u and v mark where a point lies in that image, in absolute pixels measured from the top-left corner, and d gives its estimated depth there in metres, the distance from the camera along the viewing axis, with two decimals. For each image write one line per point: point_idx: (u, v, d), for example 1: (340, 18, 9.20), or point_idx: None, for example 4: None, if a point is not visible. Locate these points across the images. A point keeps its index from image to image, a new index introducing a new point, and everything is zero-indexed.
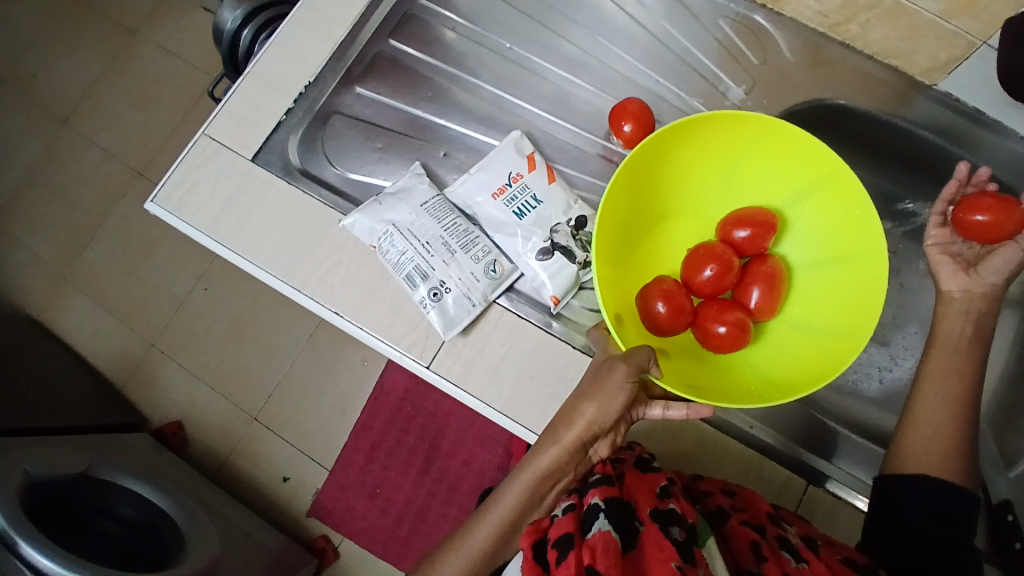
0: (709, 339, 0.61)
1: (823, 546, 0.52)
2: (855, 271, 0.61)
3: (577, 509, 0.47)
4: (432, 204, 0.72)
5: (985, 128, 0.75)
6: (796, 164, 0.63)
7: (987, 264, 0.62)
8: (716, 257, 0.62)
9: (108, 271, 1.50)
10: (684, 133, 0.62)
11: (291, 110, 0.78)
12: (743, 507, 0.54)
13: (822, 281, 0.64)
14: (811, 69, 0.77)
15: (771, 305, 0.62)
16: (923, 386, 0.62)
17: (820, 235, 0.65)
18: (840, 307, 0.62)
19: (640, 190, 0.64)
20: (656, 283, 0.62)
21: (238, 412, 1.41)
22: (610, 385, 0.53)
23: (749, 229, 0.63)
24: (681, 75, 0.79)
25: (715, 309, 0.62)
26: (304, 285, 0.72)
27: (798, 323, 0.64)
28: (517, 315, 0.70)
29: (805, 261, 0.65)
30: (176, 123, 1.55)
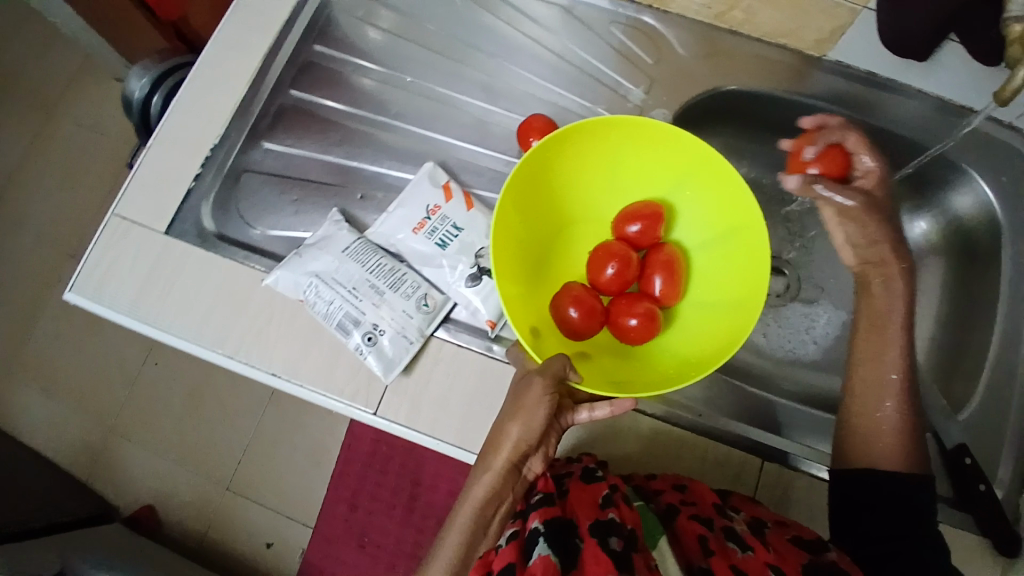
0: (625, 333, 0.62)
1: (771, 530, 0.55)
2: (742, 242, 0.63)
3: (521, 534, 0.49)
4: (354, 248, 0.72)
5: (882, 89, 0.78)
6: (669, 154, 0.65)
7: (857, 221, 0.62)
8: (614, 255, 0.64)
9: (53, 361, 1.44)
10: (560, 145, 0.62)
11: (200, 175, 0.77)
12: (693, 500, 0.58)
13: (716, 258, 0.66)
14: (706, 60, 0.79)
15: (674, 289, 0.63)
16: (857, 347, 0.63)
17: (704, 216, 0.67)
18: (736, 277, 0.64)
19: (534, 203, 0.65)
20: (563, 291, 0.63)
21: (210, 484, 1.36)
22: (529, 401, 0.54)
23: (638, 222, 0.64)
24: (584, 84, 0.80)
25: (624, 304, 0.63)
26: (238, 350, 0.70)
27: (702, 300, 0.66)
28: (457, 345, 0.70)
29: (697, 242, 0.68)
30: (104, 198, 1.52)
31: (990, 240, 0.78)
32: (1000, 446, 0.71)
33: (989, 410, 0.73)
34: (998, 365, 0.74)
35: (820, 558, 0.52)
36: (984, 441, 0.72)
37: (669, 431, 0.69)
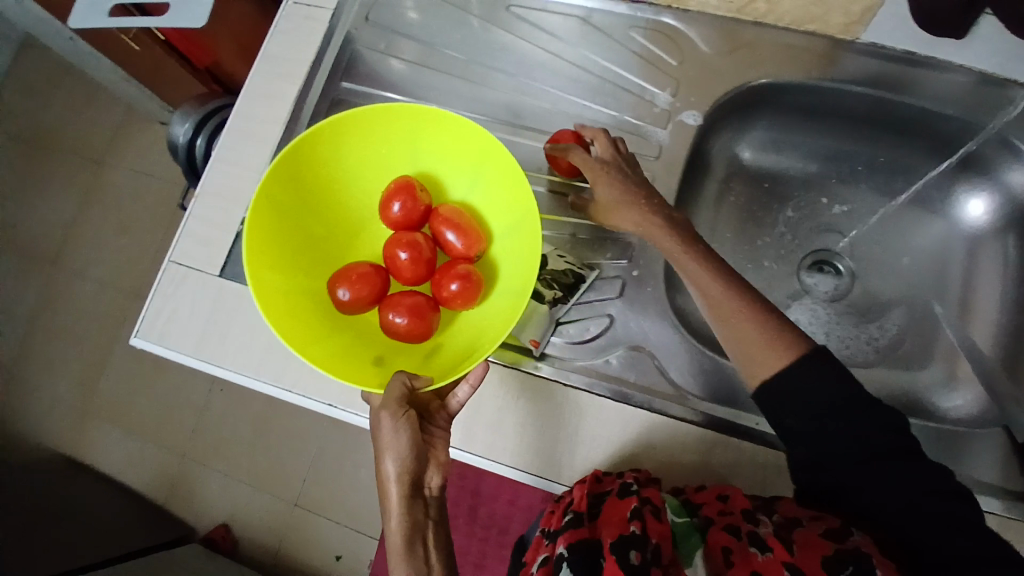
0: (452, 301, 0.65)
1: (804, 525, 0.55)
2: (496, 167, 0.68)
3: (551, 558, 0.59)
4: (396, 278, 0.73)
5: (919, 66, 0.74)
6: (380, 133, 0.68)
7: (620, 206, 0.67)
8: (403, 243, 0.68)
9: (127, 395, 1.53)
10: (286, 194, 0.65)
11: (247, 220, 0.81)
12: (728, 509, 0.58)
13: (483, 190, 0.70)
14: (731, 54, 0.78)
15: (467, 236, 0.67)
16: None
17: (449, 158, 0.71)
18: (512, 192, 0.67)
19: (296, 252, 0.67)
20: (383, 306, 0.66)
21: (279, 502, 1.42)
22: (387, 433, 0.56)
23: (396, 202, 0.67)
24: (609, 94, 0.79)
25: (439, 278, 0.66)
26: (296, 384, 0.74)
27: (503, 224, 0.70)
28: (504, 365, 0.71)
29: (470, 187, 0.71)
30: (159, 237, 1.60)
31: None
32: None
33: None
34: None
35: (844, 545, 0.51)
36: None
37: (726, 441, 0.67)
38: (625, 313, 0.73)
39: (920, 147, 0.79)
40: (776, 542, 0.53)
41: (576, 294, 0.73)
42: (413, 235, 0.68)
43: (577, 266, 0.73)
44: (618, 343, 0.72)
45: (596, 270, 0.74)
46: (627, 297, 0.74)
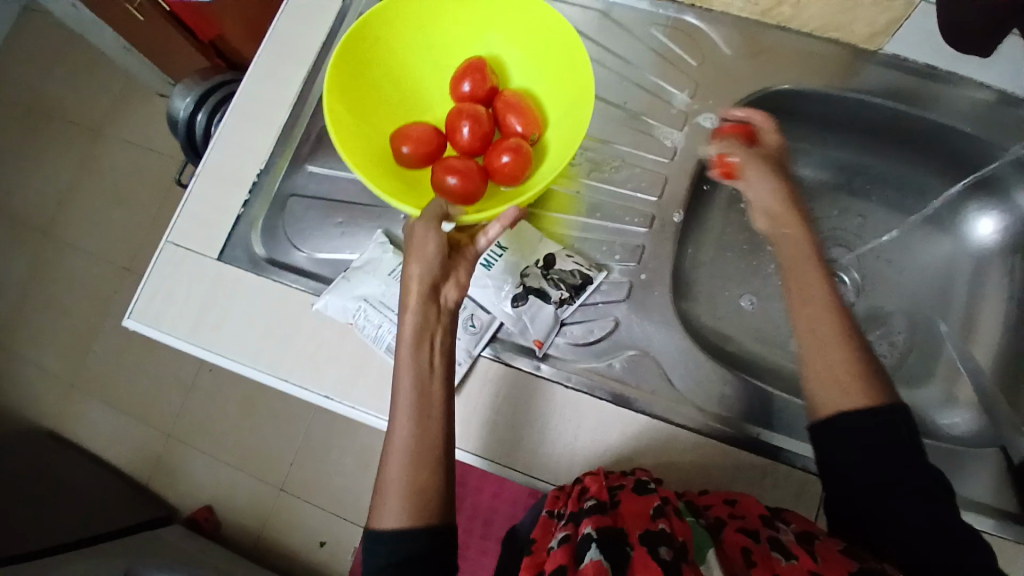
0: (502, 171, 0.69)
1: (820, 541, 0.54)
2: (560, 61, 0.73)
3: (572, 539, 0.53)
4: (399, 271, 0.71)
5: (940, 81, 0.74)
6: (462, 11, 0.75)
7: (755, 176, 0.68)
8: (465, 114, 0.71)
9: (114, 370, 1.50)
10: (365, 49, 0.72)
11: (247, 203, 0.79)
12: (739, 513, 0.58)
13: (547, 80, 0.75)
14: (753, 58, 0.76)
15: (526, 117, 0.71)
16: None
17: (520, 51, 0.76)
18: (571, 87, 0.72)
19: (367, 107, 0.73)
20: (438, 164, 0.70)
21: (263, 485, 1.41)
22: (417, 240, 0.61)
23: (467, 80, 0.73)
24: (626, 91, 0.77)
25: (494, 150, 0.70)
26: (291, 374, 0.72)
27: (560, 113, 0.73)
28: (505, 364, 0.70)
29: (536, 78, 0.76)
30: (154, 212, 1.57)
31: None
32: None
33: None
34: None
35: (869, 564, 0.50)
36: None
37: (724, 451, 0.66)
38: (631, 317, 0.71)
39: (935, 163, 0.78)
40: (801, 551, 0.52)
41: (582, 295, 0.70)
42: (476, 106, 0.72)
43: (586, 267, 0.71)
44: (623, 347, 0.70)
45: (604, 272, 0.72)
46: (634, 300, 0.72)
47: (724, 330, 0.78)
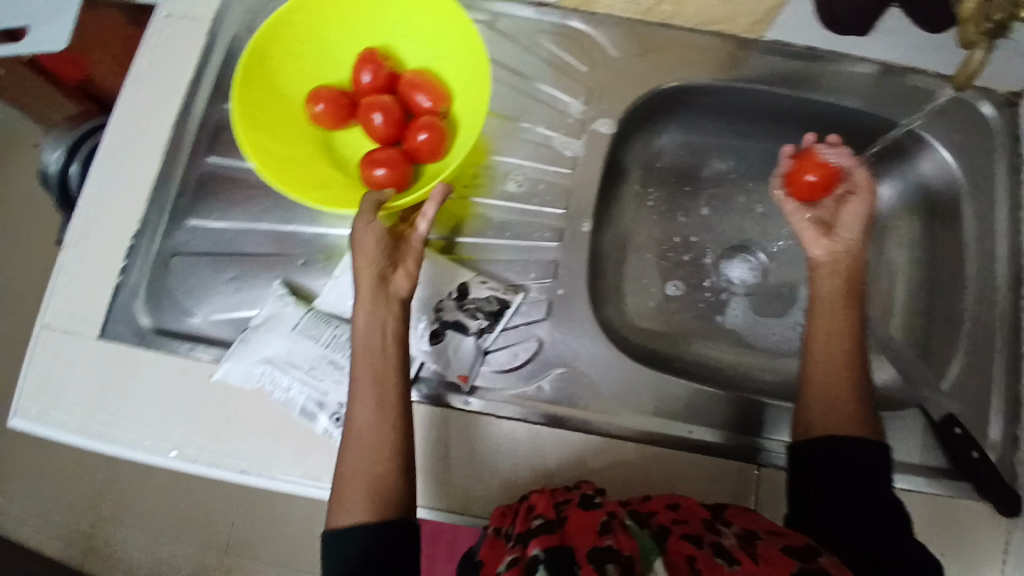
0: (426, 150, 0.67)
1: (763, 540, 0.52)
2: (445, 25, 0.67)
3: (520, 561, 0.48)
4: (303, 324, 0.65)
5: (821, 62, 0.75)
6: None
7: (842, 222, 0.67)
8: (372, 106, 0.67)
9: (14, 449, 1.33)
10: (252, 68, 0.65)
11: (126, 269, 0.71)
12: (681, 519, 0.55)
13: (442, 49, 0.69)
14: (641, 58, 0.75)
15: (431, 93, 0.68)
16: (815, 346, 0.63)
17: (403, 22, 0.69)
18: (463, 49, 0.67)
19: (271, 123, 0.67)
20: (363, 162, 0.67)
21: (205, 549, 1.28)
22: (360, 233, 0.61)
23: (365, 69, 0.67)
24: (520, 104, 0.75)
25: (411, 131, 0.67)
26: (202, 454, 0.66)
27: (460, 77, 0.69)
28: (432, 405, 0.66)
29: (426, 46, 0.70)
30: (42, 267, 1.41)
31: (950, 199, 0.75)
32: (989, 408, 0.67)
33: (975, 371, 0.69)
34: (973, 325, 0.70)
35: (811, 564, 0.48)
36: (972, 408, 0.68)
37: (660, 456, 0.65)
38: (554, 335, 0.69)
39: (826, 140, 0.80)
40: (743, 555, 0.49)
41: (502, 321, 0.68)
42: (380, 95, 0.68)
43: (503, 291, 0.68)
44: (550, 366, 0.68)
45: (521, 293, 0.69)
46: (556, 317, 0.69)
47: (649, 331, 0.78)
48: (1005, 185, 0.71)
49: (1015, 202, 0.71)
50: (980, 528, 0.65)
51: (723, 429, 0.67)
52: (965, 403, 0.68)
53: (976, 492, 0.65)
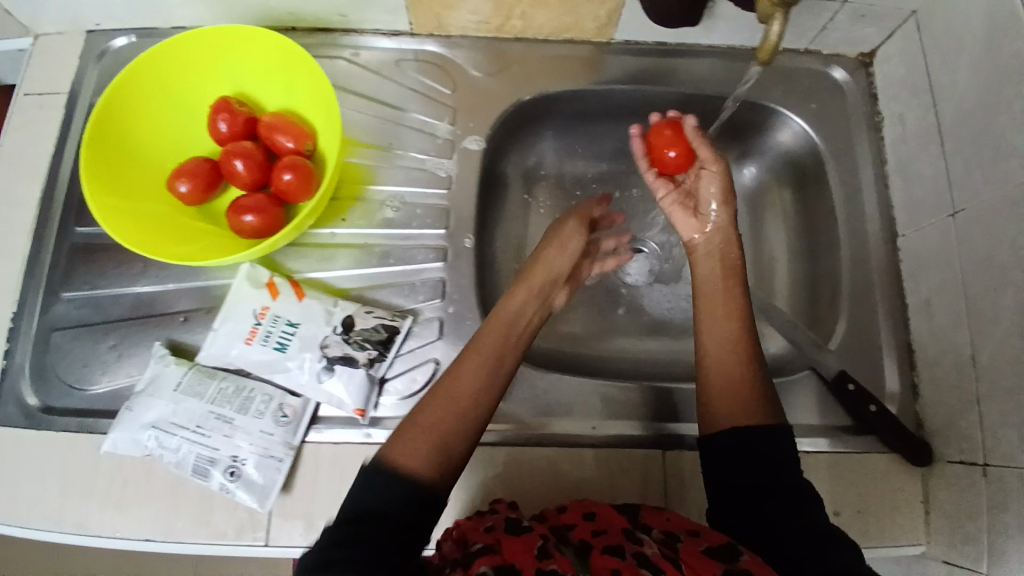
0: (290, 190, 0.67)
1: (685, 542, 0.53)
2: (293, 66, 0.68)
3: None
4: (186, 382, 0.64)
5: (673, 55, 0.78)
6: (182, 52, 0.67)
7: (703, 199, 0.70)
8: (232, 153, 0.67)
9: None
10: (105, 133, 0.65)
11: (9, 351, 0.69)
12: (601, 530, 0.54)
13: (296, 88, 0.69)
14: (499, 74, 0.77)
15: (290, 132, 0.68)
16: (702, 328, 0.64)
17: (255, 69, 0.70)
18: (313, 87, 0.68)
19: (132, 186, 0.66)
20: (229, 210, 0.67)
21: None
22: (567, 231, 0.70)
23: (220, 119, 0.68)
24: (389, 131, 0.75)
25: (275, 172, 0.67)
26: (105, 526, 0.63)
27: (317, 114, 0.69)
28: (334, 443, 0.65)
29: (282, 89, 0.70)
30: None
31: (817, 166, 0.74)
32: (878, 360, 0.69)
33: (859, 327, 0.70)
34: (852, 282, 0.71)
35: (730, 563, 0.49)
36: (861, 363, 0.69)
37: (569, 455, 0.66)
38: (450, 354, 0.68)
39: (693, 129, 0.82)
40: (664, 562, 0.49)
41: (393, 348, 0.66)
42: (240, 142, 0.68)
43: (389, 318, 0.67)
44: None
45: (411, 317, 0.68)
46: (449, 336, 0.69)
47: (551, 336, 0.78)
48: (863, 143, 0.73)
49: (877, 157, 0.72)
50: (887, 477, 0.66)
51: (622, 421, 0.68)
52: (855, 358, 0.69)
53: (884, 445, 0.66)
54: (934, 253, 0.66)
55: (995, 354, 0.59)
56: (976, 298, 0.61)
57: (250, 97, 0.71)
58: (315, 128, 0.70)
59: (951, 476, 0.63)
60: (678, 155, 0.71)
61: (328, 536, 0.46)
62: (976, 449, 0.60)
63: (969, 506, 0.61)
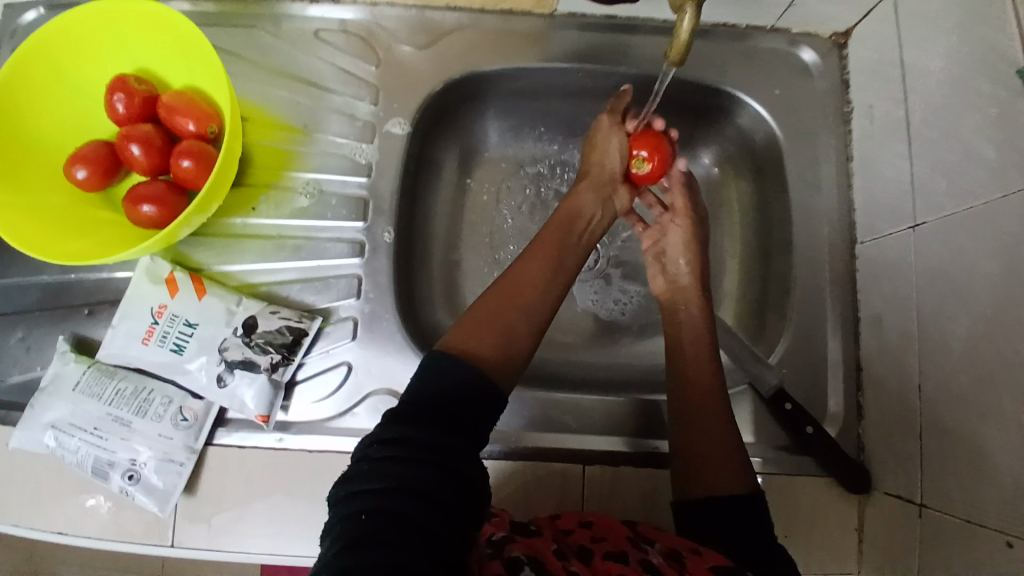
0: (190, 177, 0.62)
1: (687, 559, 0.48)
2: (189, 40, 0.62)
3: (500, 555, 0.47)
4: (85, 382, 0.62)
5: (624, 31, 0.70)
6: (71, 26, 0.62)
7: (670, 256, 0.69)
8: (127, 137, 0.62)
9: None
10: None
11: None
12: (601, 537, 0.53)
13: (196, 64, 0.64)
14: (429, 50, 0.70)
15: (189, 112, 0.62)
16: (676, 387, 0.60)
17: (154, 43, 0.64)
18: (211, 62, 0.62)
19: (25, 173, 0.63)
20: (127, 199, 0.62)
21: None
22: (603, 132, 0.65)
23: (115, 99, 0.62)
24: (307, 113, 0.69)
25: (173, 157, 0.63)
26: (20, 517, 0.61)
27: (217, 91, 0.64)
28: (239, 445, 0.62)
29: (184, 64, 0.65)
30: None
31: (774, 158, 0.69)
32: (822, 375, 0.64)
33: (808, 339, 0.64)
34: (805, 290, 0.65)
35: None
36: (805, 379, 0.64)
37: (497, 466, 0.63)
38: (365, 357, 0.65)
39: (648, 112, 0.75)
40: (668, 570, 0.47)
41: (299, 351, 0.63)
42: (139, 125, 0.63)
43: (295, 320, 0.63)
44: (363, 392, 0.64)
45: (319, 318, 0.64)
46: (363, 337, 0.65)
47: None
48: (828, 138, 0.66)
49: (840, 153, 0.66)
50: (822, 504, 0.61)
51: (543, 432, 0.65)
52: (799, 372, 0.64)
53: (826, 473, 0.61)
54: (892, 262, 0.59)
55: (940, 383, 0.53)
56: (930, 318, 0.54)
57: (152, 75, 0.66)
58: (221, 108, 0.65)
59: (888, 507, 0.58)
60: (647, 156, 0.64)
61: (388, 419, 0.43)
62: (918, 483, 0.55)
63: (902, 543, 0.56)
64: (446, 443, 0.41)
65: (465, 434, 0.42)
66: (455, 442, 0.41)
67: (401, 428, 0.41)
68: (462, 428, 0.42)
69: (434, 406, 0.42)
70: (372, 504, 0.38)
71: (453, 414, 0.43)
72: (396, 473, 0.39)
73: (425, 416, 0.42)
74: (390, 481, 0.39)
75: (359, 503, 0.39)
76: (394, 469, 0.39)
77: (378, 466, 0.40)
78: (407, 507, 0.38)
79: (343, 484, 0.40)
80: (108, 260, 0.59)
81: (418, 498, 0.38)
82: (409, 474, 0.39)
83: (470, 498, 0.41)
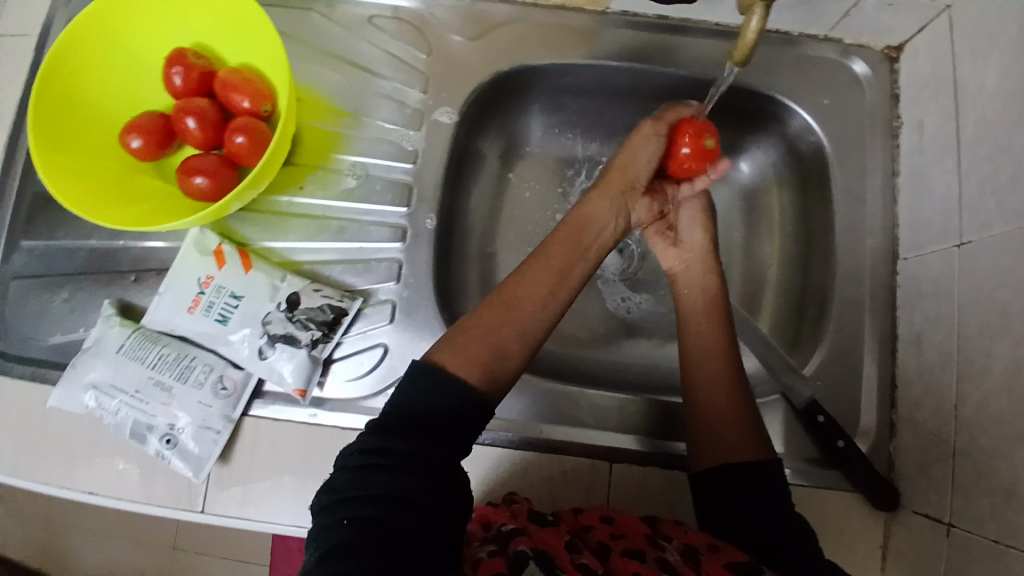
0: (242, 153, 0.63)
1: (704, 557, 0.49)
2: (250, 18, 0.63)
3: (505, 550, 0.47)
4: (128, 346, 0.63)
5: (676, 33, 0.70)
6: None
7: (684, 227, 0.68)
8: (183, 109, 0.64)
9: None
10: (55, 81, 0.62)
11: None
12: (619, 532, 0.53)
13: (254, 42, 0.65)
14: (480, 40, 0.71)
15: (245, 89, 0.63)
16: (688, 365, 0.61)
17: (214, 20, 0.66)
18: (270, 42, 0.63)
19: (84, 140, 0.64)
20: (179, 171, 0.64)
21: None
22: (641, 137, 0.62)
23: (174, 72, 0.64)
24: (357, 96, 0.70)
25: (227, 131, 0.64)
26: (55, 474, 0.62)
27: (274, 71, 0.65)
28: (273, 419, 0.62)
29: (241, 41, 0.66)
30: None
31: (818, 168, 0.69)
32: (856, 389, 0.64)
33: (843, 352, 0.64)
34: (842, 302, 0.65)
35: None
36: (837, 391, 0.64)
37: (523, 457, 0.64)
38: (400, 340, 0.65)
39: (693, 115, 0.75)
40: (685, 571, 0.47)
41: (339, 330, 0.64)
42: (195, 99, 0.64)
43: (337, 299, 0.64)
44: (397, 374, 0.64)
45: (360, 299, 0.65)
46: (400, 321, 0.66)
47: None
48: (875, 152, 0.66)
49: (888, 168, 0.66)
50: (848, 517, 0.61)
51: (566, 425, 0.65)
52: (833, 384, 0.64)
53: (853, 486, 0.61)
54: (935, 281, 0.59)
55: (978, 406, 0.53)
56: (971, 337, 0.54)
57: (209, 51, 0.67)
58: (275, 88, 0.66)
59: (914, 528, 0.58)
60: (690, 152, 0.61)
61: (374, 429, 0.46)
62: (951, 502, 0.55)
63: (927, 564, 0.56)
64: (429, 453, 0.44)
65: (445, 444, 0.45)
66: (438, 452, 0.44)
67: (385, 440, 0.44)
68: (444, 436, 0.45)
69: (416, 420, 0.45)
70: (357, 511, 0.41)
71: (436, 426, 0.45)
72: (383, 482, 0.42)
73: (407, 428, 0.45)
74: (375, 491, 0.42)
75: (342, 510, 0.42)
76: (380, 479, 0.42)
77: (362, 475, 0.43)
78: (392, 514, 0.41)
79: (329, 491, 0.43)
80: (162, 228, 0.60)
81: (402, 506, 0.42)
82: (392, 483, 0.42)
83: (450, 503, 0.44)
